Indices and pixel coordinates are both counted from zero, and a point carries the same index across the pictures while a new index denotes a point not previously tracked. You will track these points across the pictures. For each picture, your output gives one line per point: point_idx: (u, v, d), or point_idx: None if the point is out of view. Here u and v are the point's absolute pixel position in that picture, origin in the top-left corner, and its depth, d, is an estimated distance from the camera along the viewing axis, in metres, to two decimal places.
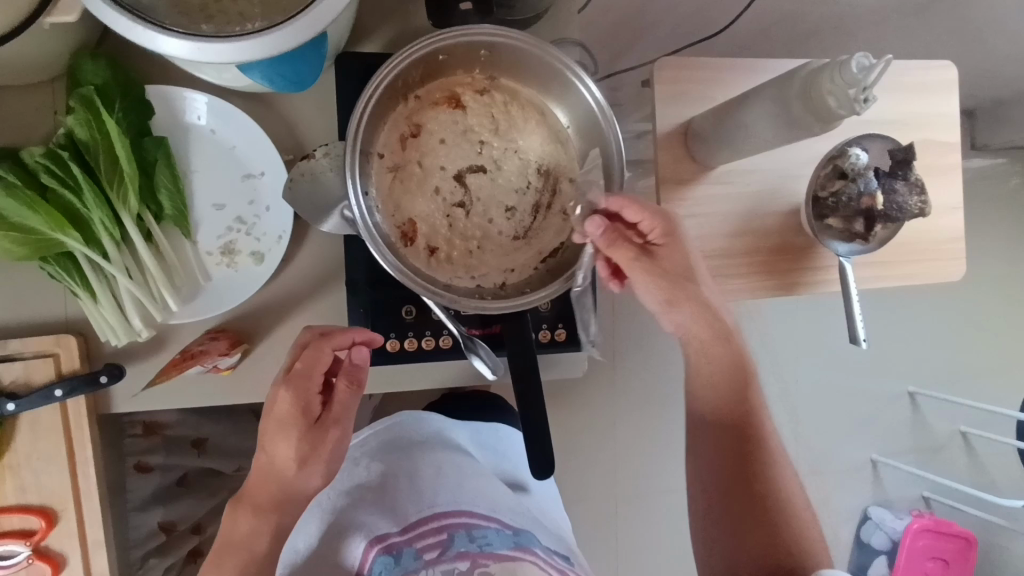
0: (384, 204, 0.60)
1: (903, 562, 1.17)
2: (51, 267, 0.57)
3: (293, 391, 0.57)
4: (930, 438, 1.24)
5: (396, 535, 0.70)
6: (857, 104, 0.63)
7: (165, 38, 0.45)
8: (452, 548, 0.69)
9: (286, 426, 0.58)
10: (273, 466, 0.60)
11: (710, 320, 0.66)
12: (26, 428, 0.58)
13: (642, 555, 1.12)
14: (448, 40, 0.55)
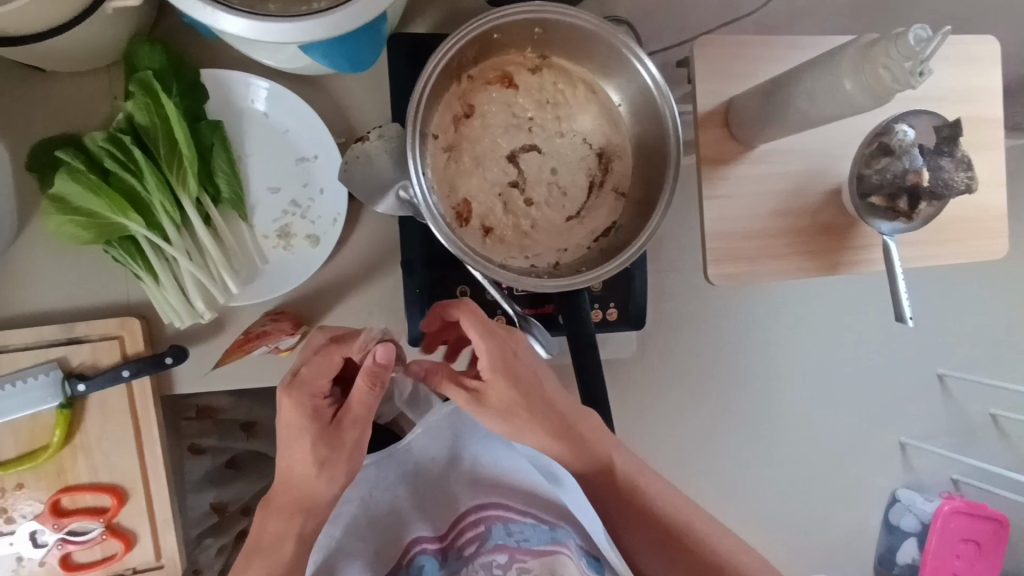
0: (440, 184, 0.60)
1: (933, 546, 1.08)
2: (116, 250, 0.59)
3: (297, 396, 0.54)
4: (965, 423, 1.13)
5: (438, 534, 0.65)
6: (913, 77, 0.62)
7: (225, 15, 0.46)
8: (491, 542, 0.63)
9: (296, 434, 0.54)
10: (293, 477, 0.55)
11: (554, 424, 0.57)
12: (96, 408, 0.60)
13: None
14: (505, 19, 0.55)
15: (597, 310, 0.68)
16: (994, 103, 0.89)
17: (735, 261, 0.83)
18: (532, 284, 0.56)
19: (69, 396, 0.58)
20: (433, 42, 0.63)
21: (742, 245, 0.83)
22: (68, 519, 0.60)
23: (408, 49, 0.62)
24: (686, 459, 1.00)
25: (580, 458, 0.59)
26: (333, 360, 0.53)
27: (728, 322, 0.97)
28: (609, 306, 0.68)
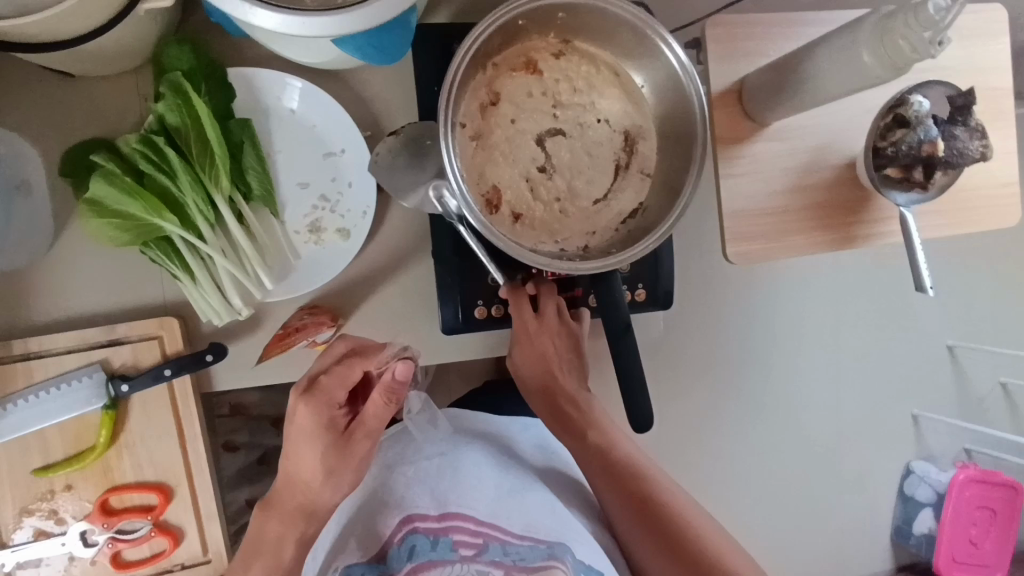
0: (470, 171, 0.60)
1: (950, 513, 1.14)
2: (152, 251, 0.59)
3: (316, 404, 0.60)
4: (972, 396, 1.14)
5: (434, 519, 0.72)
6: (932, 47, 0.63)
7: (255, 9, 0.46)
8: (487, 555, 0.70)
9: (312, 438, 0.61)
10: (301, 474, 0.63)
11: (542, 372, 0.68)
12: (139, 408, 0.60)
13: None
14: (532, 4, 0.55)
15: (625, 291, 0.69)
16: (1003, 72, 0.89)
17: (753, 240, 0.83)
18: (566, 267, 0.56)
19: (112, 397, 0.59)
20: (454, 31, 0.63)
21: (760, 224, 0.83)
22: (117, 519, 0.61)
23: (432, 40, 0.63)
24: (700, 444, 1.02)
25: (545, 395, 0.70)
26: (355, 371, 0.59)
27: (732, 307, 0.95)
28: (637, 287, 0.69)
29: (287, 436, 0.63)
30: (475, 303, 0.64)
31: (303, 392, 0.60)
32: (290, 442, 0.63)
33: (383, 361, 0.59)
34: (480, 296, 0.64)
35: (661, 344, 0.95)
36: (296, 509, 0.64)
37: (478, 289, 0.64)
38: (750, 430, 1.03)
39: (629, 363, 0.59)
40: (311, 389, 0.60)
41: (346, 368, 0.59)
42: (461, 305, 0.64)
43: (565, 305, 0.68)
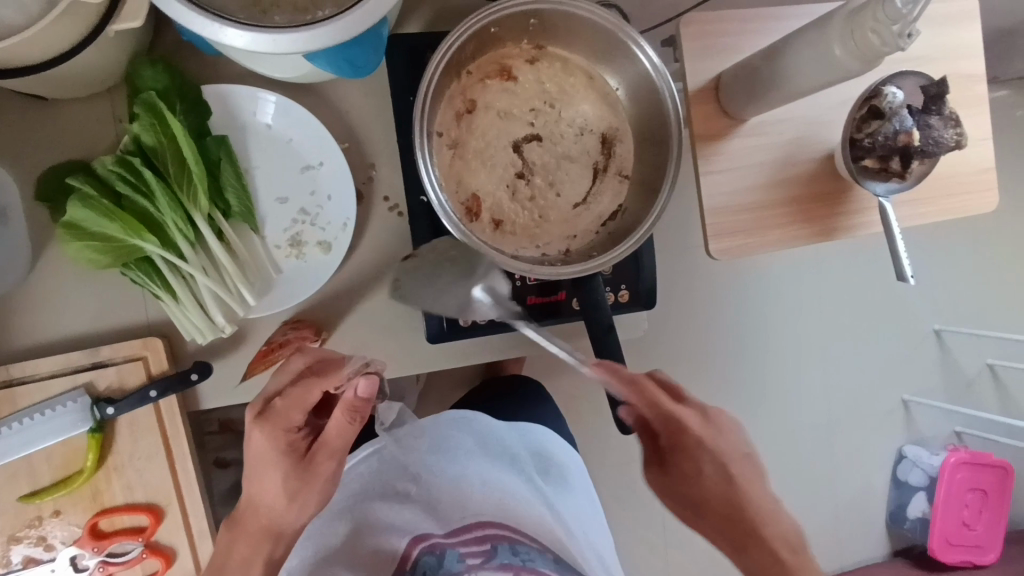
0: (448, 180, 0.61)
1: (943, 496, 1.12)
2: (133, 272, 0.59)
3: (272, 427, 0.60)
4: (959, 377, 1.15)
5: (441, 537, 0.71)
6: (901, 39, 0.63)
7: (226, 29, 0.46)
8: (495, 560, 0.68)
9: (272, 461, 0.61)
10: (262, 499, 0.63)
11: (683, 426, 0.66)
12: (126, 430, 0.60)
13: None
14: (503, 13, 0.55)
15: (608, 292, 0.69)
16: (976, 57, 0.90)
17: (735, 234, 0.84)
18: (547, 273, 0.57)
19: (98, 420, 0.59)
20: (427, 40, 0.64)
21: (742, 219, 0.84)
22: (107, 542, 0.61)
23: (405, 50, 0.63)
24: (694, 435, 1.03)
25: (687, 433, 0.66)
26: (313, 391, 0.58)
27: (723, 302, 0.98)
28: (620, 288, 0.70)
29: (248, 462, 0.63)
30: (458, 311, 0.64)
31: (258, 415, 0.59)
32: (249, 469, 0.63)
33: (344, 377, 0.58)
34: (464, 303, 0.64)
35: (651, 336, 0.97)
36: (261, 530, 0.63)
37: (462, 298, 0.64)
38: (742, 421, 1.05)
39: (614, 365, 0.59)
40: (266, 412, 0.59)
41: (302, 387, 0.58)
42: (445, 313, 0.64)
43: (548, 309, 0.66)
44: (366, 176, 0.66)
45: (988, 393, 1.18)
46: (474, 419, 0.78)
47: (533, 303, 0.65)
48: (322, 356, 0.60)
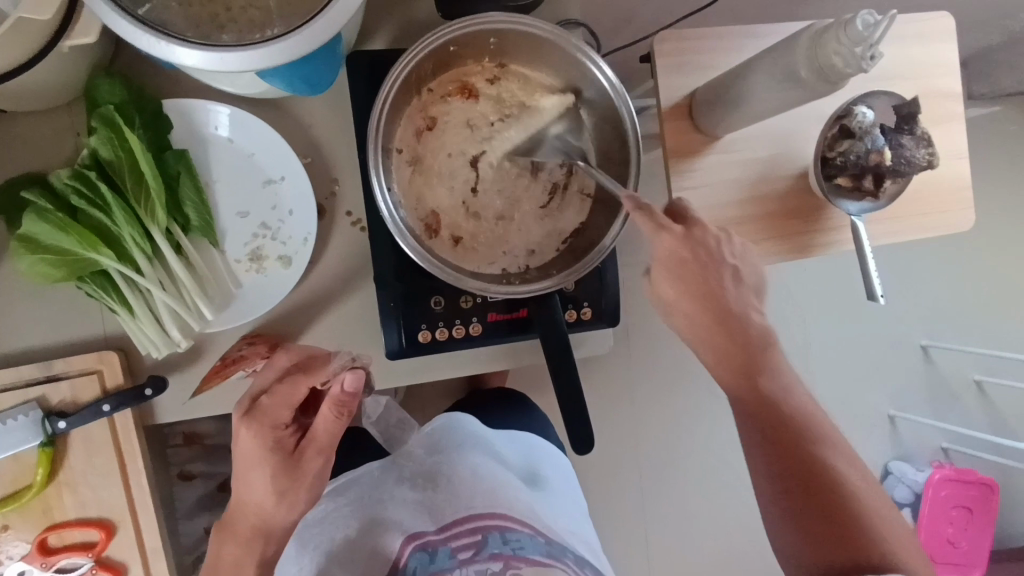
0: (408, 196, 0.61)
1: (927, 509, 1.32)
2: (89, 285, 0.59)
3: (259, 425, 0.58)
4: (947, 389, 1.39)
5: (433, 533, 0.73)
6: (863, 61, 0.63)
7: (180, 48, 0.46)
8: (486, 549, 0.70)
9: (259, 461, 0.59)
10: (250, 501, 0.61)
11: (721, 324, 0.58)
12: (79, 444, 0.60)
13: (673, 523, 1.16)
14: (459, 31, 0.56)
15: (571, 310, 0.69)
16: (951, 74, 0.89)
17: None
18: (500, 292, 0.57)
19: (49, 434, 0.59)
20: (389, 56, 0.64)
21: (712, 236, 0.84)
22: (56, 556, 0.61)
23: (366, 67, 0.63)
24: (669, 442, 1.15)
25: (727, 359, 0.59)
26: (300, 388, 0.57)
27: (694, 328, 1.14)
28: (583, 306, 0.69)
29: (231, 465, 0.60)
30: (418, 327, 0.64)
31: (244, 414, 0.57)
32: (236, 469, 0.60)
33: (335, 371, 0.58)
34: (423, 320, 0.64)
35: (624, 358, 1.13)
36: (251, 531, 0.62)
37: (422, 314, 0.64)
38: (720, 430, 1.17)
39: (571, 385, 0.59)
40: (251, 412, 0.57)
41: (291, 382, 0.57)
42: (404, 329, 0.64)
43: (510, 325, 0.66)
44: (329, 190, 0.66)
45: (971, 404, 1.40)
46: (466, 418, 0.79)
47: (496, 319, 0.66)
48: (312, 352, 0.60)
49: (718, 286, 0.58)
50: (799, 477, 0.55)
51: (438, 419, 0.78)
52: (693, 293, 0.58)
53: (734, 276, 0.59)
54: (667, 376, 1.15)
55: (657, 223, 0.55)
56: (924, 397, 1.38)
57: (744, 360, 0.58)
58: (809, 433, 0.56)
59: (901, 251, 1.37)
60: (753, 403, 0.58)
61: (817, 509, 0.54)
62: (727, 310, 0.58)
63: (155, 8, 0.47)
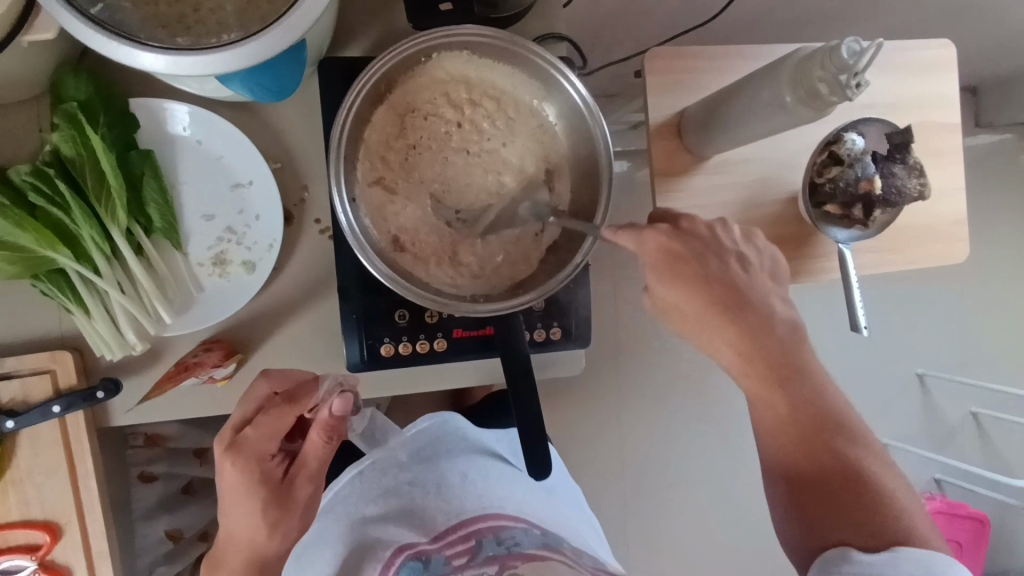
0: (374, 208, 0.58)
1: None
2: (43, 284, 0.58)
3: (244, 458, 0.59)
4: (942, 419, 1.37)
5: (426, 543, 0.74)
6: (848, 89, 0.60)
7: (141, 52, 0.44)
8: (482, 554, 0.73)
9: (247, 492, 0.60)
10: (241, 530, 0.63)
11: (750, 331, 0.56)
12: (27, 444, 0.60)
13: (645, 531, 1.21)
14: (430, 42, 0.55)
15: (540, 330, 0.67)
16: (948, 104, 0.85)
17: None
18: (463, 309, 0.55)
19: None
20: (363, 63, 0.63)
21: None
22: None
23: (338, 74, 0.62)
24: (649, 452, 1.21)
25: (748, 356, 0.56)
26: (286, 419, 0.58)
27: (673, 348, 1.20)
28: (553, 326, 0.68)
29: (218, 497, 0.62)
30: (380, 341, 0.63)
31: (228, 449, 0.58)
32: (222, 502, 0.62)
33: (321, 397, 0.58)
34: (386, 333, 0.63)
35: (600, 372, 1.19)
36: (244, 566, 0.65)
37: (385, 327, 0.63)
38: (696, 444, 1.23)
39: (529, 409, 0.58)
40: (235, 445, 0.59)
41: (274, 414, 0.58)
42: (365, 342, 0.63)
43: (476, 344, 0.65)
44: (298, 197, 0.65)
45: (968, 438, 1.38)
46: (453, 419, 0.74)
47: (463, 336, 0.65)
48: (295, 379, 0.59)
49: (721, 273, 0.56)
50: (811, 466, 0.56)
51: (426, 418, 0.73)
52: (689, 283, 0.55)
53: (740, 260, 0.58)
54: (651, 390, 1.20)
55: (638, 232, 0.55)
56: (918, 426, 1.36)
57: (765, 359, 0.56)
58: (825, 427, 0.56)
59: (899, 280, 1.34)
60: (775, 400, 0.56)
61: (822, 497, 0.55)
62: (723, 293, 0.55)
63: (109, 9, 0.45)
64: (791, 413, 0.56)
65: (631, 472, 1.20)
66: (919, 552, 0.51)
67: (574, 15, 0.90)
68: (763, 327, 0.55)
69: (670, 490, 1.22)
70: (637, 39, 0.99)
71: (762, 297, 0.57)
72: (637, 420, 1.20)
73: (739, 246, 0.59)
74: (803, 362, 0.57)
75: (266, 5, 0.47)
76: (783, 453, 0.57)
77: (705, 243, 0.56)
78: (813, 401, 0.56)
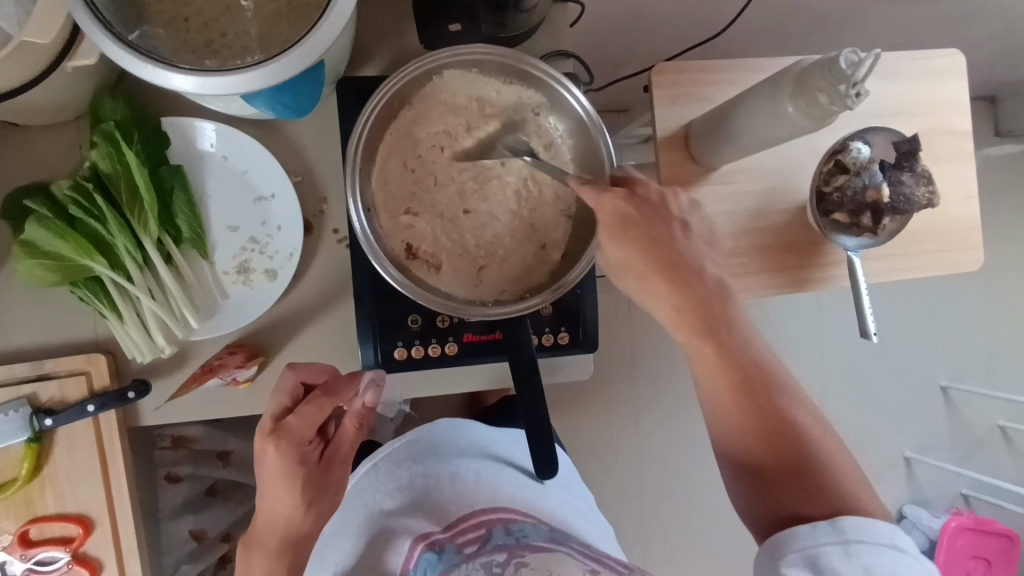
0: (391, 217, 0.61)
1: (943, 559, 1.27)
2: (81, 290, 0.62)
3: (287, 443, 0.62)
4: (970, 432, 1.35)
5: (440, 532, 0.71)
6: (848, 99, 0.61)
7: (172, 74, 0.48)
8: (491, 543, 0.69)
9: (288, 476, 0.62)
10: (278, 513, 0.65)
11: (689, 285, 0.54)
12: (63, 442, 0.63)
13: (660, 540, 1.22)
14: (438, 61, 0.59)
15: (548, 335, 0.70)
16: (960, 112, 0.85)
17: None
18: (474, 312, 0.58)
19: (36, 430, 0.62)
20: (377, 82, 0.67)
21: None
22: (35, 549, 0.64)
23: (355, 93, 0.66)
24: (665, 462, 1.21)
25: (672, 294, 0.54)
26: (325, 409, 0.61)
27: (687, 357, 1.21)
28: (561, 331, 0.70)
29: (257, 480, 0.64)
30: (393, 346, 0.66)
31: (272, 434, 0.61)
32: (260, 484, 0.64)
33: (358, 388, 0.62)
34: (399, 338, 0.66)
35: (614, 381, 1.20)
36: (278, 543, 0.66)
37: (398, 332, 0.66)
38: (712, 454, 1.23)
39: (535, 406, 0.59)
40: (279, 430, 0.61)
41: (315, 404, 0.61)
42: (380, 346, 0.66)
43: (484, 347, 0.68)
44: (317, 209, 0.68)
45: (996, 452, 1.37)
46: (467, 424, 0.83)
47: (473, 340, 0.67)
48: (324, 371, 0.62)
49: (666, 235, 0.54)
50: (761, 443, 0.54)
51: (438, 420, 0.82)
52: (636, 243, 0.54)
53: (684, 227, 0.56)
54: (668, 400, 1.21)
55: (597, 192, 0.53)
56: (945, 439, 1.34)
57: (701, 310, 0.54)
58: (764, 380, 0.54)
59: (919, 289, 1.33)
60: (708, 350, 0.54)
61: (788, 473, 0.54)
62: (671, 253, 0.54)
63: (144, 36, 0.49)
64: (728, 372, 0.54)
65: (647, 481, 1.21)
66: (861, 519, 0.50)
67: (584, 31, 0.92)
68: (695, 282, 0.54)
69: (685, 500, 1.22)
70: (647, 53, 1.01)
71: (697, 258, 0.55)
72: (653, 429, 1.21)
73: (686, 215, 0.57)
74: (733, 314, 0.55)
75: (286, 30, 0.50)
76: (744, 436, 0.55)
77: (653, 208, 0.55)
78: (748, 360, 0.54)
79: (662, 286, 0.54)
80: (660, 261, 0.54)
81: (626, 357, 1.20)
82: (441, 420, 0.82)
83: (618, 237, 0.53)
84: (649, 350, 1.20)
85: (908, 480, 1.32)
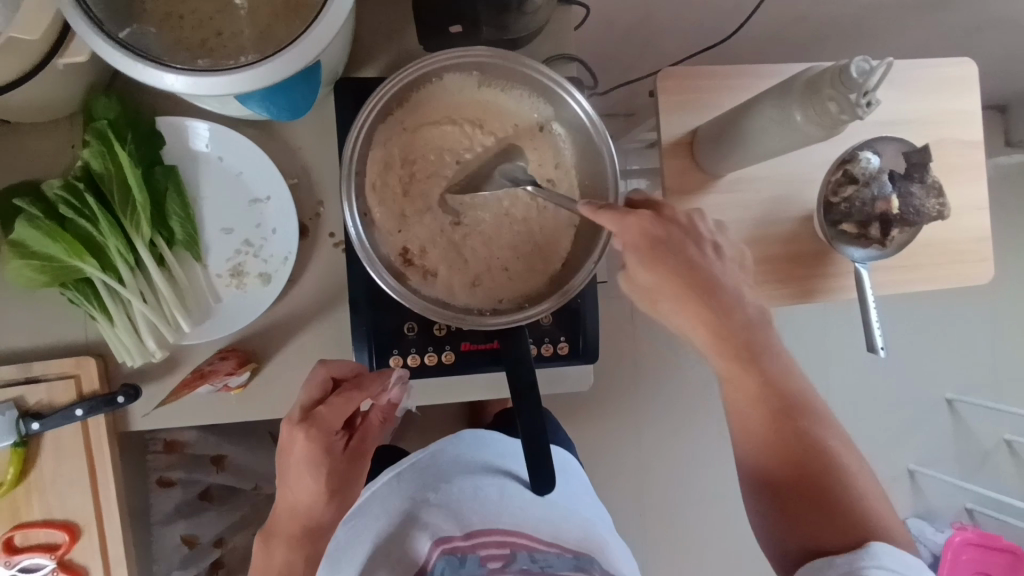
0: (385, 222, 0.59)
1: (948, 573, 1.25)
2: (71, 292, 0.61)
3: (314, 434, 0.60)
4: (976, 445, 1.33)
5: (461, 540, 0.71)
6: (859, 108, 0.59)
7: (164, 73, 0.46)
8: (515, 564, 0.67)
9: (313, 464, 0.61)
10: (300, 501, 0.65)
11: (722, 320, 0.55)
12: (49, 446, 0.62)
13: (660, 551, 1.19)
14: (436, 64, 0.57)
15: (547, 344, 0.68)
16: (971, 123, 0.84)
17: None
18: (470, 323, 0.56)
19: (23, 435, 0.61)
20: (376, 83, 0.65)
21: None
22: (20, 555, 0.63)
23: (353, 94, 0.64)
24: (665, 472, 1.20)
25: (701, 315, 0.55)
26: (354, 404, 0.60)
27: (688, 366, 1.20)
28: (560, 340, 0.68)
29: (279, 466, 0.63)
30: (388, 353, 0.64)
31: (301, 422, 0.59)
32: (283, 471, 0.63)
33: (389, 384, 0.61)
34: (395, 345, 0.65)
35: (614, 387, 1.18)
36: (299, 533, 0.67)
37: (393, 339, 0.65)
38: (712, 465, 1.21)
39: (530, 420, 0.57)
40: (308, 420, 0.59)
41: (347, 399, 0.59)
42: (374, 352, 0.65)
43: (484, 358, 0.66)
44: (313, 212, 0.67)
45: (1002, 465, 1.34)
46: (489, 435, 0.80)
47: (470, 349, 0.66)
48: (355, 369, 0.61)
49: (696, 261, 0.54)
50: (786, 475, 0.57)
51: (460, 432, 0.79)
52: (664, 268, 0.54)
53: (714, 248, 0.57)
54: (671, 410, 1.20)
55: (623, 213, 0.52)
56: (951, 452, 1.32)
57: (732, 342, 0.56)
58: (791, 410, 0.57)
59: (924, 301, 1.32)
60: (739, 385, 0.56)
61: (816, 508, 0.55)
62: (702, 271, 0.54)
63: (136, 34, 0.47)
64: (759, 393, 0.57)
65: (647, 491, 1.19)
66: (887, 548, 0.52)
67: (590, 35, 0.91)
68: (733, 310, 0.55)
69: (685, 510, 1.20)
70: (653, 58, 1.00)
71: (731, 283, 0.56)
72: (653, 438, 1.19)
73: (713, 236, 0.58)
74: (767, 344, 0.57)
75: (283, 30, 0.49)
76: (762, 466, 0.58)
77: (682, 229, 0.55)
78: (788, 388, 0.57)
79: (688, 308, 0.55)
80: (697, 285, 0.54)
81: (628, 365, 1.18)
82: (462, 432, 0.79)
83: (647, 262, 0.54)
84: (650, 359, 1.19)
85: (913, 494, 1.30)
